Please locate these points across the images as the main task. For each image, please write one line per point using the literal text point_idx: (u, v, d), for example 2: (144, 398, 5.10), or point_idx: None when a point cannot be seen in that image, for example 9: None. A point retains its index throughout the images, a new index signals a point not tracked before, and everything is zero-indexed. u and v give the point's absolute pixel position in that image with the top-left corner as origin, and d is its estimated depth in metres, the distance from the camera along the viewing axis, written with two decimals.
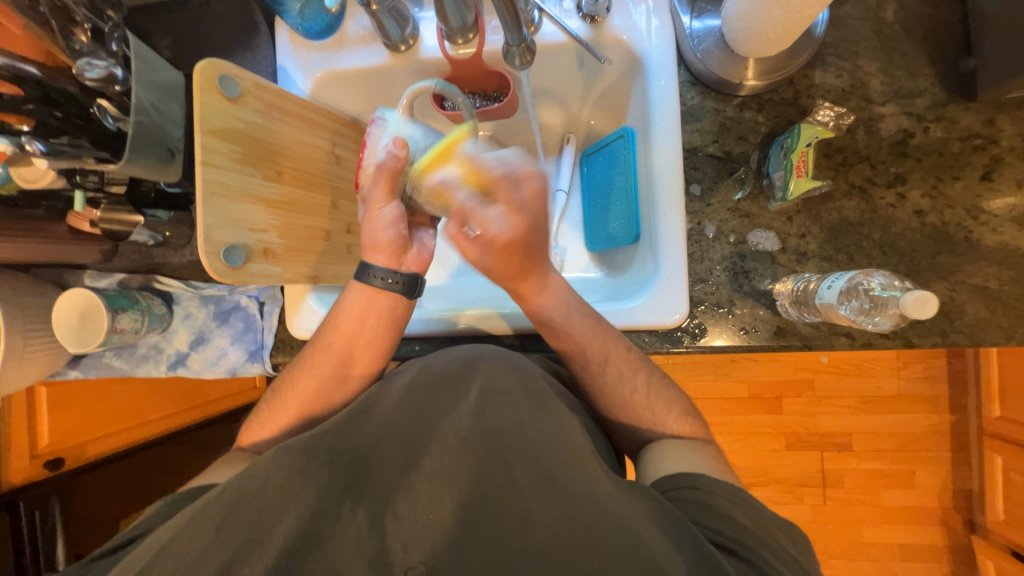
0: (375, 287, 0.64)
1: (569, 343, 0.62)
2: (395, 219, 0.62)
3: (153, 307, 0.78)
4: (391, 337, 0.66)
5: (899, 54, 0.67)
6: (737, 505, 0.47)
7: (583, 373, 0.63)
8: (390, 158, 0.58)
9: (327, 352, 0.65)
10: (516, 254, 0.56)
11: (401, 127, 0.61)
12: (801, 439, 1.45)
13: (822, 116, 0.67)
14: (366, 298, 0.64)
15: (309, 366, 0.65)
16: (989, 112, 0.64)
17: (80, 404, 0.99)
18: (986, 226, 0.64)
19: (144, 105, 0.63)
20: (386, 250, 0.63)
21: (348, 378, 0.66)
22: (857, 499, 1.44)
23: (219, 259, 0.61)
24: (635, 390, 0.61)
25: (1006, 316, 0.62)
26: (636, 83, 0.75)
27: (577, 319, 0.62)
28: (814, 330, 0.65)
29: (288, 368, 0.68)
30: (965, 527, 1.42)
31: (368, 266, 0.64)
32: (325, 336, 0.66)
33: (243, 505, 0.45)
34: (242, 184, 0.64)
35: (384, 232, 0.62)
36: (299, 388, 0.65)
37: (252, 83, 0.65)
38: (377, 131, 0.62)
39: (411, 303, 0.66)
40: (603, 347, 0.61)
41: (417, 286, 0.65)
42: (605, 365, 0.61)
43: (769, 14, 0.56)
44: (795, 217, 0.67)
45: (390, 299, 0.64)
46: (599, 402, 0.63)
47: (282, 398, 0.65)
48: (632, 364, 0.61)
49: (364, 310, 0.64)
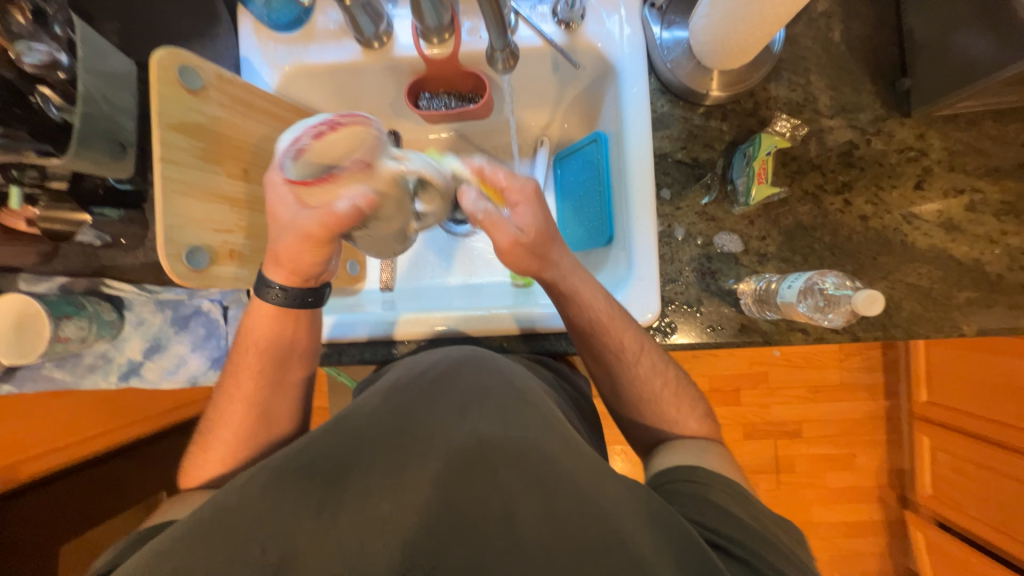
0: (274, 303, 0.62)
1: (607, 332, 0.62)
2: (323, 255, 0.58)
3: (101, 313, 0.72)
4: (312, 338, 0.66)
5: (845, 72, 0.73)
6: (737, 495, 0.51)
7: (615, 363, 0.64)
8: (353, 210, 0.50)
9: (248, 373, 0.63)
10: (534, 256, 0.60)
11: (381, 183, 0.49)
12: (757, 429, 1.54)
13: (778, 127, 0.72)
14: (276, 315, 0.62)
15: (237, 394, 0.63)
16: (920, 128, 0.71)
17: (15, 419, 0.89)
18: (918, 230, 0.71)
19: (92, 95, 0.59)
20: (298, 274, 0.60)
21: (281, 395, 0.65)
22: (807, 482, 1.55)
23: (181, 261, 0.57)
24: (664, 384, 0.64)
25: (936, 311, 0.69)
26: (609, 88, 0.77)
27: (612, 311, 0.62)
28: (773, 326, 0.69)
29: (219, 388, 0.65)
30: (898, 502, 1.57)
31: (268, 281, 0.61)
32: (241, 352, 0.64)
33: (224, 519, 0.43)
34: (206, 182, 0.61)
35: (299, 261, 0.58)
36: (228, 415, 0.63)
37: (215, 75, 0.62)
38: (356, 174, 0.48)
39: (316, 311, 0.66)
40: (636, 339, 0.63)
41: (320, 296, 0.64)
42: (639, 356, 0.63)
43: (733, 30, 0.60)
44: (756, 220, 0.72)
45: (298, 313, 0.63)
46: (623, 390, 0.65)
47: (213, 432, 0.63)
48: (661, 358, 0.64)
49: (276, 326, 0.63)
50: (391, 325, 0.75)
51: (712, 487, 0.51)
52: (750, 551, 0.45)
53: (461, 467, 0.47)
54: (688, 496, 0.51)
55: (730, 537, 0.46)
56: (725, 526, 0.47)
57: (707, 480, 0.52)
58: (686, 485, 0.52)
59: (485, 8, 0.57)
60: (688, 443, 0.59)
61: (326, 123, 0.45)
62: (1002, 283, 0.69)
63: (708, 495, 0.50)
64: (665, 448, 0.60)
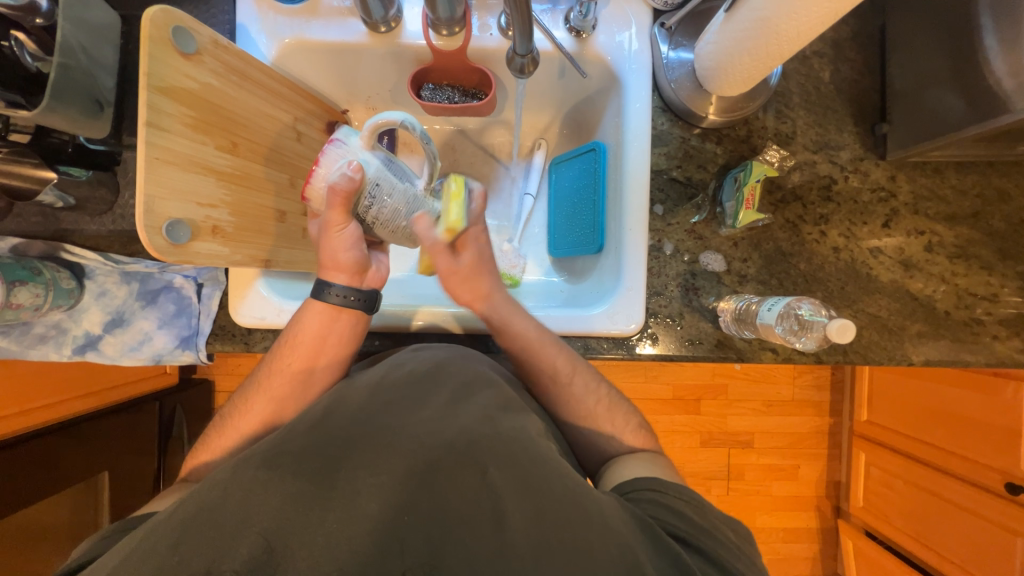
0: (332, 304, 0.61)
1: (538, 356, 0.64)
2: (358, 243, 0.59)
3: (59, 281, 0.67)
4: (353, 339, 0.64)
5: (831, 111, 0.78)
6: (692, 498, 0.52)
7: (551, 384, 0.64)
8: (343, 178, 0.54)
9: (281, 368, 0.62)
10: (480, 279, 0.64)
11: (359, 152, 0.56)
12: (714, 437, 1.62)
13: (769, 156, 0.76)
14: (323, 315, 0.61)
15: (264, 387, 0.61)
16: (892, 170, 0.77)
17: None
18: (882, 264, 0.76)
19: (71, 46, 0.55)
20: (348, 269, 0.60)
21: (309, 393, 0.63)
22: (754, 490, 1.64)
23: (160, 235, 0.54)
24: (598, 402, 0.64)
25: (890, 341, 0.75)
26: (613, 98, 0.79)
27: (544, 333, 0.65)
28: (747, 344, 0.73)
29: (253, 378, 0.64)
30: (833, 512, 1.68)
31: (325, 283, 0.61)
32: (280, 353, 0.62)
33: (207, 516, 0.41)
34: (194, 152, 0.57)
35: (345, 253, 0.59)
36: (252, 409, 0.61)
37: (210, 40, 0.58)
38: (333, 152, 0.56)
39: (367, 317, 0.64)
40: (569, 361, 0.65)
41: (375, 303, 0.63)
42: (572, 377, 0.64)
43: (739, 60, 0.62)
44: (740, 243, 0.75)
45: (347, 316, 0.62)
46: (559, 412, 0.65)
47: (232, 422, 0.61)
48: (594, 377, 0.66)
49: (322, 327, 0.62)
50: (377, 318, 0.73)
51: (667, 492, 0.52)
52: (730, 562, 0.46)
53: (451, 464, 0.46)
54: (649, 501, 0.51)
55: (689, 532, 0.47)
56: (682, 523, 0.48)
57: (667, 487, 0.53)
58: (642, 491, 0.53)
59: (510, 11, 0.57)
60: (642, 456, 0.60)
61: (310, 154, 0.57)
62: (949, 319, 0.76)
63: (665, 498, 0.51)
64: (618, 461, 0.60)
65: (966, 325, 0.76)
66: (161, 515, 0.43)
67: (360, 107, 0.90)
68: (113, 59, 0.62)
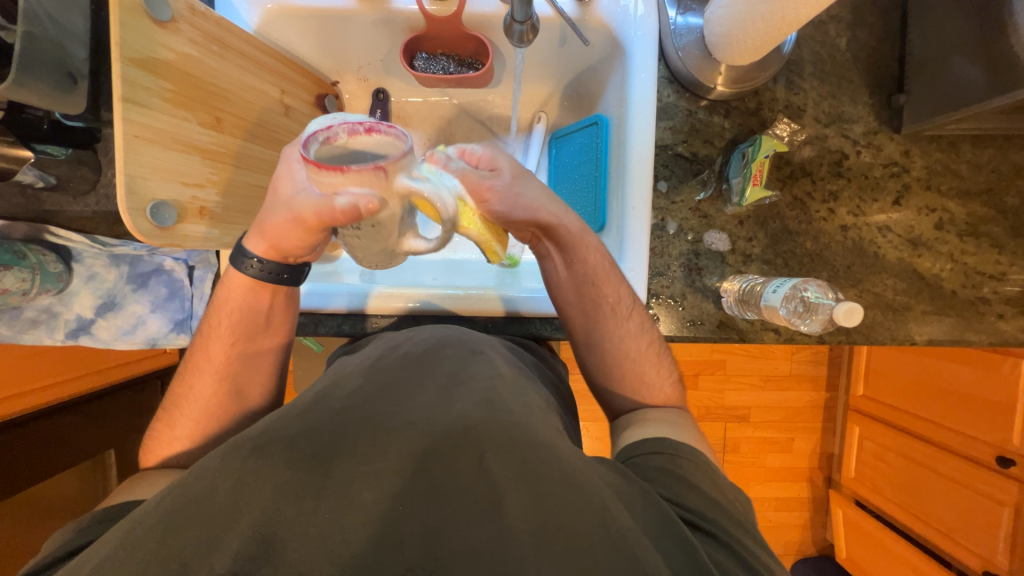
0: (251, 275, 0.57)
1: (604, 285, 0.62)
2: (306, 236, 0.51)
3: (46, 265, 0.66)
4: (290, 313, 0.63)
5: (846, 81, 0.74)
6: (707, 472, 0.51)
7: (607, 314, 0.63)
8: (348, 210, 0.39)
9: (220, 347, 0.59)
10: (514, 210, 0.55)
11: (384, 187, 0.38)
12: (711, 411, 1.63)
13: (779, 130, 0.71)
14: (251, 288, 0.58)
15: (206, 366, 0.59)
16: (906, 145, 0.74)
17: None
18: (889, 243, 0.74)
19: (36, 13, 0.52)
20: (277, 248, 0.54)
21: (255, 367, 0.62)
22: (748, 462, 1.67)
23: (144, 218, 0.52)
24: (648, 345, 0.63)
25: (892, 321, 0.74)
26: (616, 67, 0.75)
27: (606, 265, 0.63)
28: (749, 325, 0.72)
29: (186, 362, 0.61)
30: (824, 482, 1.72)
31: (243, 252, 0.56)
32: (213, 333, 0.60)
33: (202, 502, 0.41)
34: (176, 129, 0.55)
35: (288, 239, 0.52)
36: (199, 392, 0.59)
37: (186, 7, 0.54)
38: (362, 176, 0.37)
39: (295, 287, 0.61)
40: (629, 296, 0.64)
41: (300, 272, 0.59)
42: (631, 313, 0.63)
43: (752, 25, 0.57)
44: (745, 222, 0.73)
45: (272, 289, 0.59)
46: (606, 349, 0.63)
47: (182, 405, 0.59)
48: (649, 321, 0.65)
49: (255, 304, 0.59)
50: (373, 299, 0.73)
51: (681, 461, 0.52)
52: (739, 538, 0.46)
53: (447, 450, 0.45)
54: (661, 473, 0.50)
55: (700, 513, 0.47)
56: (691, 499, 0.48)
57: (685, 457, 0.52)
58: (655, 459, 0.52)
59: None
60: (662, 416, 0.59)
61: (362, 122, 0.38)
62: (954, 299, 0.74)
63: (680, 470, 0.51)
64: (638, 420, 0.60)
65: (972, 305, 0.74)
66: (155, 500, 0.43)
67: (350, 78, 0.86)
68: (84, 27, 0.58)
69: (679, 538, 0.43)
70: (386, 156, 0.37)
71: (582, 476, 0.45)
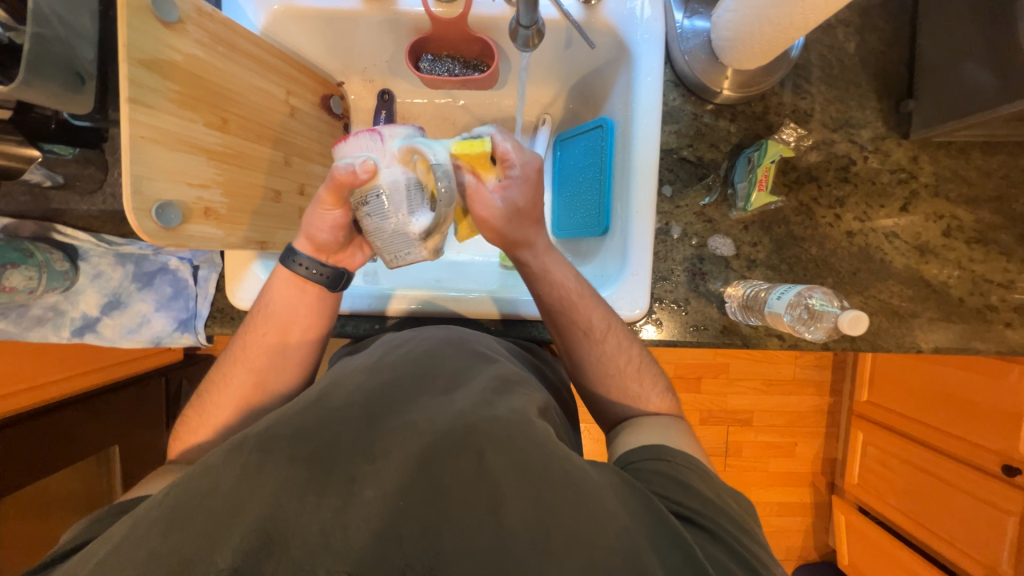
0: (297, 274, 0.59)
1: (574, 309, 0.63)
2: (338, 225, 0.55)
3: (52, 263, 0.66)
4: (325, 311, 0.63)
5: (854, 86, 0.74)
6: (700, 473, 0.52)
7: (582, 338, 0.63)
8: (349, 171, 0.46)
9: (257, 340, 0.60)
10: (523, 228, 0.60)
11: (383, 152, 0.47)
12: (713, 415, 1.62)
13: (785, 135, 0.73)
14: (290, 284, 0.60)
15: (244, 358, 0.60)
16: (915, 151, 0.73)
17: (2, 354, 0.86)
18: (896, 249, 0.74)
19: (45, 14, 0.52)
20: (316, 243, 0.57)
21: (284, 364, 0.62)
22: (751, 467, 1.67)
23: (149, 218, 0.52)
24: (628, 360, 0.63)
25: (899, 327, 0.73)
26: (622, 71, 0.74)
27: (578, 287, 0.63)
28: (753, 331, 0.71)
29: (227, 354, 0.62)
30: (827, 488, 1.71)
31: (292, 251, 0.59)
32: (255, 327, 0.61)
33: (202, 501, 0.41)
34: (182, 130, 0.55)
35: (320, 232, 0.56)
36: (235, 382, 0.60)
37: (193, 7, 0.54)
38: (367, 141, 0.48)
39: (334, 293, 0.62)
40: (604, 316, 0.63)
41: (342, 280, 0.60)
42: (606, 334, 0.63)
43: (760, 29, 0.57)
44: (751, 227, 0.73)
45: (314, 288, 0.60)
46: (587, 370, 0.64)
47: (212, 397, 0.60)
48: (627, 338, 0.64)
49: (291, 300, 0.60)
50: (375, 300, 0.73)
51: (673, 463, 0.52)
52: (743, 544, 0.45)
53: (448, 452, 0.45)
54: (657, 474, 0.51)
55: (700, 512, 0.47)
56: (689, 498, 0.48)
57: (677, 460, 0.52)
58: (650, 462, 0.52)
59: None
60: (654, 423, 0.59)
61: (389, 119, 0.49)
62: (961, 307, 0.74)
63: (672, 471, 0.51)
64: (631, 428, 0.60)
65: (980, 313, 0.74)
66: (157, 496, 0.43)
67: (356, 79, 0.86)
68: (92, 28, 0.58)
69: (675, 537, 0.43)
70: (390, 131, 0.48)
71: (582, 479, 0.45)
